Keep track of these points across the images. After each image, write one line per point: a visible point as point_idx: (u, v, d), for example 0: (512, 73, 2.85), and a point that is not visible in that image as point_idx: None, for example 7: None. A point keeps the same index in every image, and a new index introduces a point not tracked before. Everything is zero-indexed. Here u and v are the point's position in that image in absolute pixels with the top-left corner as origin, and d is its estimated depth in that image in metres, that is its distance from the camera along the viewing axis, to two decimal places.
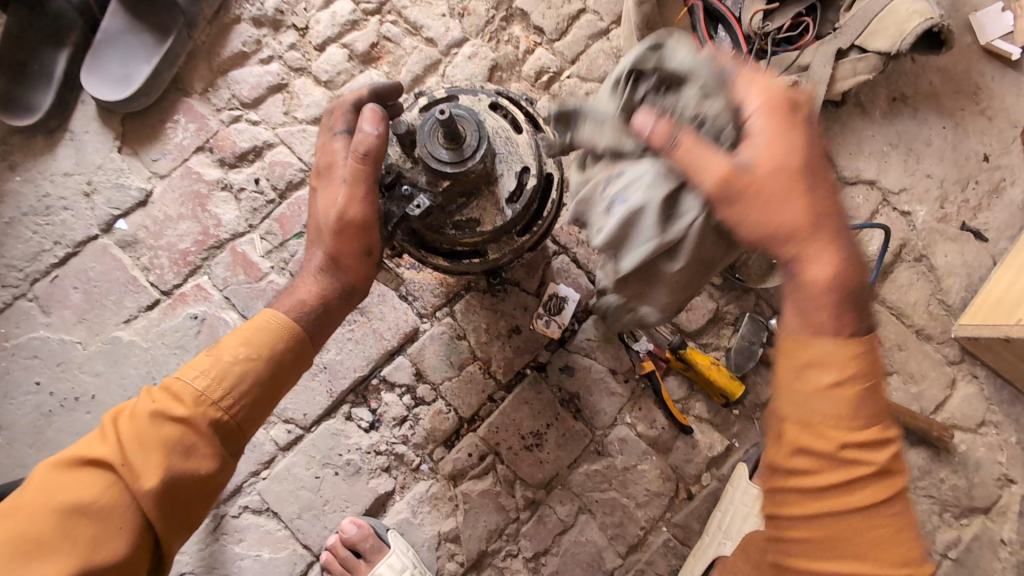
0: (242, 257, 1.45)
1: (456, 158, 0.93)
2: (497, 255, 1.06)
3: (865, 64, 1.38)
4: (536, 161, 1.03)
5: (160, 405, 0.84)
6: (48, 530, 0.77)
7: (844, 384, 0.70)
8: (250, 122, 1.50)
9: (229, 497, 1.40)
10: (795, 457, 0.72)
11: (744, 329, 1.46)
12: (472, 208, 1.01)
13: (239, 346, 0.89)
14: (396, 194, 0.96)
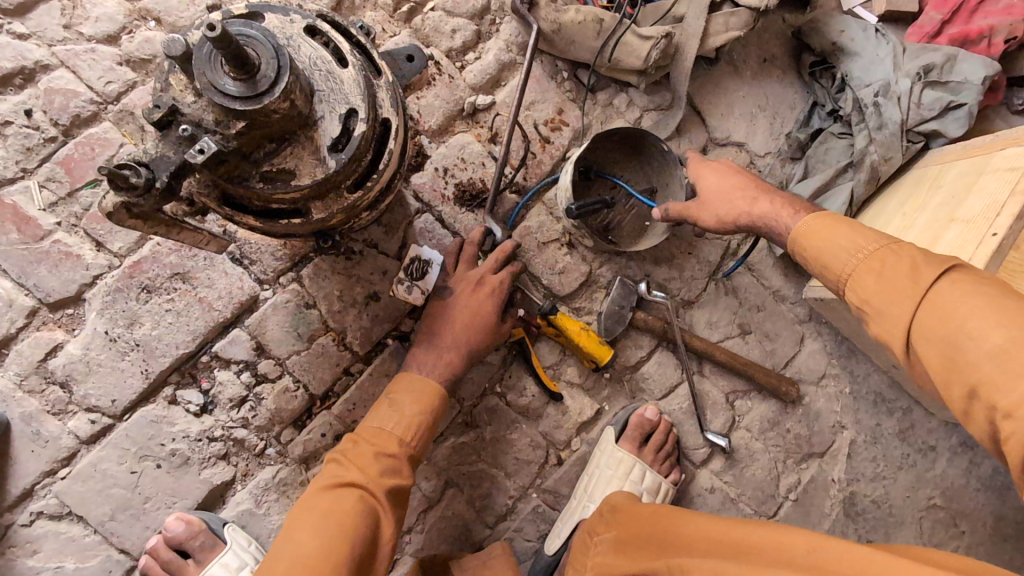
0: (12, 210, 1.15)
1: (247, 92, 0.71)
2: (322, 215, 0.87)
3: (737, 19, 1.32)
4: (365, 101, 0.83)
5: (378, 446, 1.08)
6: (335, 529, 0.98)
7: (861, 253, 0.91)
8: (15, 35, 1.17)
9: (16, 503, 1.15)
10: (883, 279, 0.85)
11: (614, 293, 1.40)
12: (285, 157, 0.81)
13: (412, 402, 1.13)
14: (173, 135, 0.72)
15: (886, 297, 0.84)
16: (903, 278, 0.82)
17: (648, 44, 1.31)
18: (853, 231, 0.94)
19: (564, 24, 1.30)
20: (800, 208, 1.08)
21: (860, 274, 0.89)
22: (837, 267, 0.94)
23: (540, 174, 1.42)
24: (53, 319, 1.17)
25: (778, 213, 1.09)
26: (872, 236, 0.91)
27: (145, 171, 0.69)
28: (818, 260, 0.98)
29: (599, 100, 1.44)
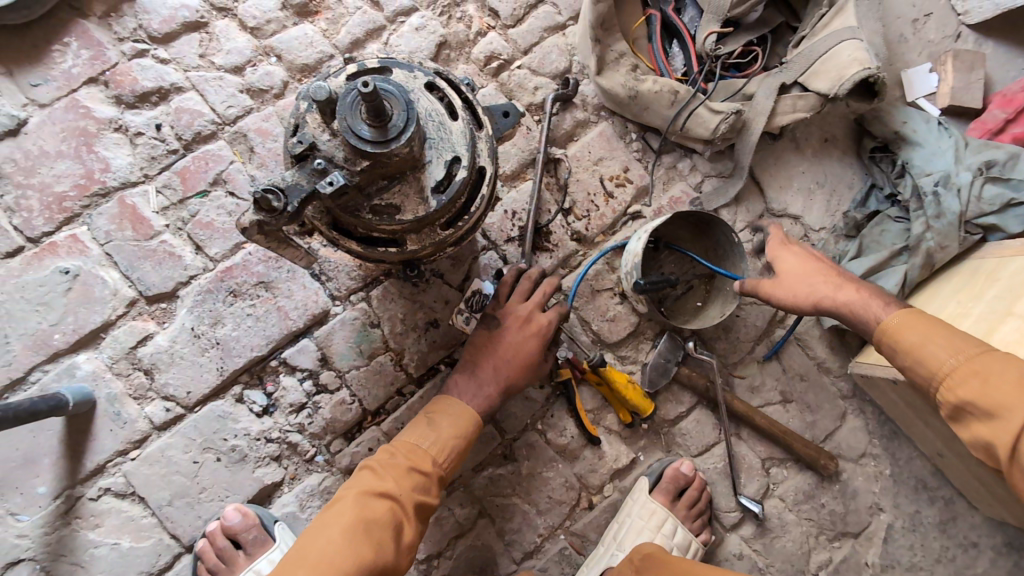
0: (130, 210, 1.28)
1: (379, 138, 0.82)
2: (415, 247, 0.96)
3: (804, 102, 1.36)
4: (469, 153, 0.93)
5: (414, 462, 1.13)
6: (370, 540, 1.03)
7: (961, 354, 0.96)
8: (158, 59, 1.33)
9: (88, 477, 1.23)
10: (992, 384, 0.91)
11: (661, 346, 1.45)
12: (394, 193, 0.91)
13: (449, 424, 1.18)
14: (306, 167, 0.83)
15: (1000, 408, 0.88)
16: (1014, 387, 0.88)
17: (718, 118, 1.38)
18: (953, 333, 1.00)
19: (641, 92, 1.39)
20: (883, 299, 1.12)
21: (966, 372, 0.94)
22: (935, 365, 0.99)
23: (601, 226, 1.50)
24: (147, 311, 1.28)
25: (857, 300, 1.12)
26: (970, 341, 0.97)
27: (283, 197, 0.80)
28: (910, 353, 1.02)
29: (663, 163, 1.53)
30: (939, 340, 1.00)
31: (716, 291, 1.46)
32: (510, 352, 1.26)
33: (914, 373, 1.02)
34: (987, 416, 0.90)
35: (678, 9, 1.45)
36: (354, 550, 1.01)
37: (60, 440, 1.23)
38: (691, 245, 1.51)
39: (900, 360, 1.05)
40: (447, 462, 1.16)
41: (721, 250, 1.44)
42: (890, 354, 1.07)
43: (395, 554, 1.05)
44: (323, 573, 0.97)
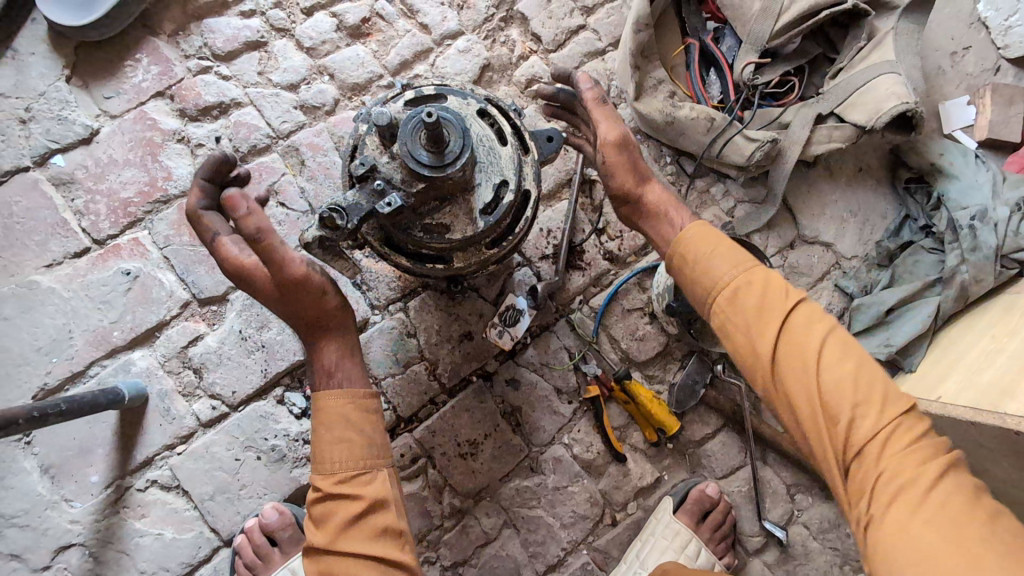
0: (188, 216, 1.36)
1: (436, 162, 0.87)
2: (461, 265, 1.00)
3: (840, 133, 1.38)
4: (517, 177, 0.97)
5: (319, 498, 0.95)
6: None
7: (733, 276, 0.93)
8: (220, 75, 1.41)
9: (137, 468, 1.30)
10: (751, 312, 0.90)
11: (689, 367, 1.47)
12: (445, 213, 0.96)
13: (326, 433, 0.96)
14: (366, 188, 0.88)
15: (760, 327, 0.89)
16: (773, 307, 0.89)
17: (752, 145, 1.41)
18: (727, 255, 0.94)
19: (678, 118, 1.42)
20: (683, 213, 1.05)
21: (726, 291, 0.92)
22: (712, 284, 0.94)
23: (634, 246, 1.53)
24: (199, 313, 1.35)
25: (671, 215, 1.04)
26: (733, 261, 0.94)
27: (344, 215, 0.85)
28: (703, 280, 0.95)
29: (697, 187, 1.55)
30: (714, 252, 0.95)
31: None
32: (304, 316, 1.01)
33: (695, 286, 0.97)
34: (753, 336, 0.89)
35: (717, 38, 1.48)
36: None
37: (114, 431, 1.30)
38: None
39: (680, 273, 0.99)
40: (352, 467, 0.96)
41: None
42: (675, 270, 1.00)
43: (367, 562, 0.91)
44: None
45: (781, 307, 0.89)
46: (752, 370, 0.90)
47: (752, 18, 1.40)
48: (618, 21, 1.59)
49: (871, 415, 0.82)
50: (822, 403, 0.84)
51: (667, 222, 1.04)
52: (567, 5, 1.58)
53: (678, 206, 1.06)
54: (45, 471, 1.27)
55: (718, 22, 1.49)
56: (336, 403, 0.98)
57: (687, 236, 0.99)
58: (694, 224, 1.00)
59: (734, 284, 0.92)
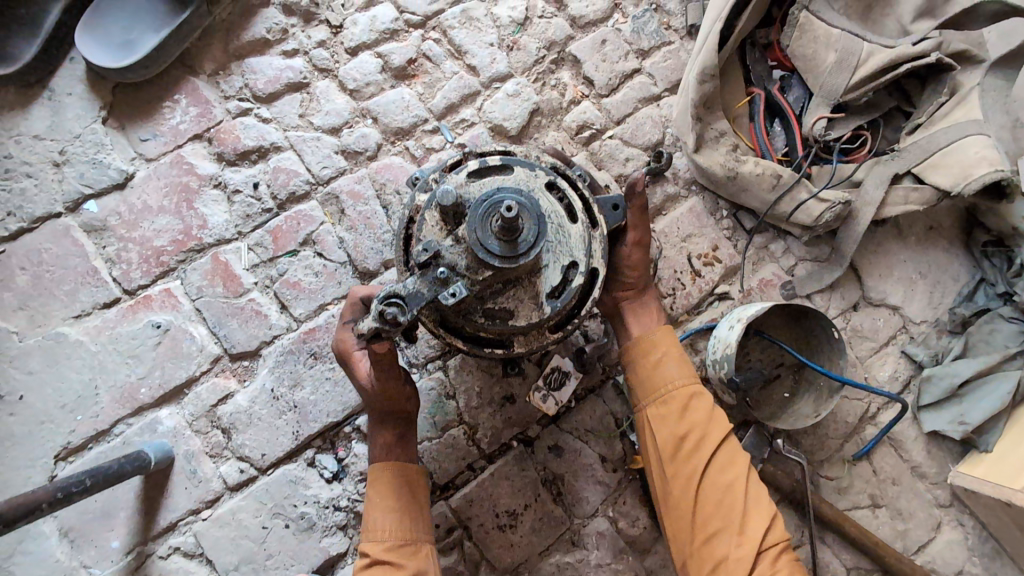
0: (223, 267, 1.29)
1: (507, 252, 0.85)
2: (523, 349, 0.94)
3: (918, 195, 1.28)
4: (586, 257, 0.93)
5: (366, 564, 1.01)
6: None
7: (680, 381, 1.12)
8: (260, 118, 1.35)
9: (160, 533, 1.23)
10: (689, 419, 1.08)
11: (747, 440, 1.36)
12: (510, 297, 0.90)
13: (378, 501, 1.06)
14: (428, 275, 0.84)
15: (695, 434, 1.06)
16: (708, 421, 1.07)
17: (823, 206, 1.30)
18: (678, 365, 1.13)
19: (742, 173, 1.32)
20: (654, 313, 1.21)
21: (677, 394, 1.10)
22: (665, 383, 1.11)
23: (687, 305, 1.43)
24: (230, 368, 1.28)
25: (644, 312, 1.21)
26: (684, 371, 1.13)
27: (405, 307, 0.80)
28: (650, 380, 1.13)
29: (755, 243, 1.46)
30: (672, 357, 1.14)
31: (807, 384, 1.38)
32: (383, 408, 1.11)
33: (642, 380, 1.14)
34: (691, 439, 1.06)
35: (783, 87, 1.39)
36: None
37: (138, 494, 1.23)
38: (783, 333, 1.41)
39: (635, 365, 1.16)
40: (399, 534, 1.03)
41: (816, 339, 1.36)
42: (631, 361, 1.17)
43: None
44: None
45: (716, 424, 1.07)
46: (666, 471, 1.07)
47: (825, 71, 1.31)
48: (675, 65, 1.51)
49: (766, 533, 0.99)
50: (712, 514, 1.01)
51: (640, 319, 1.20)
52: (622, 47, 1.49)
53: (659, 310, 1.22)
54: (64, 534, 1.21)
55: (784, 71, 1.39)
56: (388, 475, 1.08)
57: (650, 338, 1.16)
58: (662, 328, 1.18)
59: (685, 390, 1.10)
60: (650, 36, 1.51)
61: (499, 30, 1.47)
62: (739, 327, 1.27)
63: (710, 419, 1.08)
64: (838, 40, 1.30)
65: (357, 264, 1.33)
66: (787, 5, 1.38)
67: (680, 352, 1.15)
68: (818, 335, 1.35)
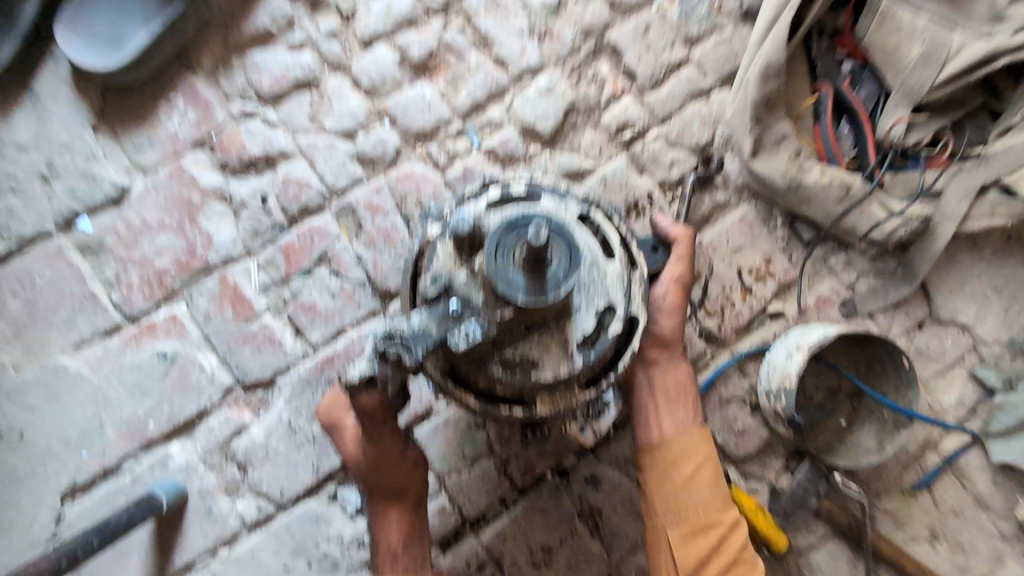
0: (232, 289, 1.18)
1: (532, 288, 0.77)
2: (545, 408, 0.87)
3: (1006, 209, 1.14)
4: (623, 302, 0.87)
5: None
6: None
7: (708, 502, 1.03)
8: (267, 122, 1.21)
9: (176, 574, 1.16)
10: (714, 550, 1.01)
11: (801, 474, 1.26)
12: (532, 346, 0.85)
13: None
14: (439, 309, 0.77)
15: (722, 570, 1.00)
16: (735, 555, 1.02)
17: (897, 221, 1.18)
18: (709, 482, 1.05)
19: (804, 183, 1.19)
20: (688, 406, 1.09)
21: (704, 520, 1.03)
22: (693, 504, 1.03)
23: (736, 326, 1.31)
24: (243, 399, 1.18)
25: (676, 406, 1.09)
26: (713, 490, 1.04)
27: (409, 345, 0.73)
28: (678, 503, 1.03)
29: (813, 256, 1.32)
30: (703, 470, 1.05)
31: (867, 413, 1.26)
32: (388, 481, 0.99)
33: (666, 494, 1.05)
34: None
35: (854, 82, 1.23)
36: None
37: (151, 534, 1.16)
38: (840, 356, 1.29)
39: (660, 476, 1.06)
40: None
41: (880, 365, 1.24)
42: (654, 470, 1.07)
43: None
44: None
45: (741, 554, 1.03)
46: None
47: (908, 66, 1.15)
48: (727, 54, 1.34)
49: None
50: None
51: (674, 416, 1.08)
52: (668, 34, 1.33)
53: (695, 400, 1.10)
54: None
55: (856, 62, 1.23)
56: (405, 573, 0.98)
57: (679, 445, 1.05)
58: (699, 432, 1.07)
59: (713, 513, 1.03)
60: (699, 21, 1.34)
61: (529, 16, 1.30)
62: (800, 356, 1.15)
63: (737, 549, 1.02)
64: (924, 29, 1.14)
65: (377, 284, 1.21)
66: None
67: (712, 465, 1.06)
68: (884, 360, 1.23)
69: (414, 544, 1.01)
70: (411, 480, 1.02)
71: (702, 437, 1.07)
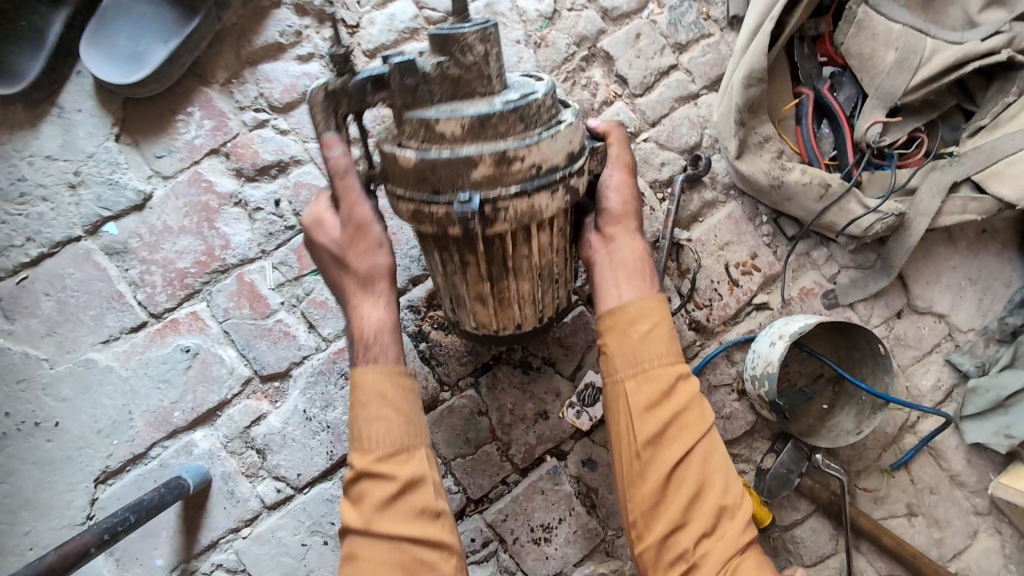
0: (249, 287, 1.26)
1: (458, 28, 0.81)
2: (479, 169, 0.80)
3: (977, 205, 1.20)
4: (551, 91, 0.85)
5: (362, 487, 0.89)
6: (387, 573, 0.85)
7: (662, 362, 0.99)
8: (278, 130, 1.28)
9: (202, 551, 1.25)
10: (668, 405, 0.97)
11: (784, 456, 1.34)
12: (464, 98, 0.82)
13: (371, 404, 0.91)
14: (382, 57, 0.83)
15: (674, 430, 0.96)
16: (691, 419, 0.97)
17: (873, 217, 1.24)
18: (665, 342, 1.00)
19: (787, 182, 1.25)
20: (644, 273, 1.04)
21: (660, 379, 0.98)
22: (648, 361, 0.99)
23: (723, 316, 1.39)
24: (261, 390, 1.27)
25: (630, 268, 1.04)
26: (669, 350, 1.00)
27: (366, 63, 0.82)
28: (632, 353, 0.99)
29: (796, 250, 1.40)
30: (656, 327, 1.00)
31: (847, 398, 1.34)
32: (354, 255, 0.94)
33: (623, 354, 1.00)
34: (665, 431, 0.96)
35: (834, 85, 1.29)
36: None
37: (178, 514, 1.25)
38: (822, 344, 1.37)
39: (616, 339, 1.01)
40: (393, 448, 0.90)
41: (859, 353, 1.31)
42: (613, 334, 1.02)
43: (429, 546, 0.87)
44: None
45: (700, 414, 0.98)
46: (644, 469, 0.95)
47: (883, 71, 1.22)
48: (715, 59, 1.41)
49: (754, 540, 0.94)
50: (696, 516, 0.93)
51: (624, 279, 1.03)
52: (658, 41, 1.39)
53: (649, 266, 1.05)
54: (109, 554, 1.23)
55: (835, 67, 1.30)
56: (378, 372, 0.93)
57: (634, 308, 1.01)
58: (654, 296, 1.02)
59: (667, 373, 0.98)
60: (688, 28, 1.40)
61: (525, 25, 1.37)
62: (781, 345, 1.23)
63: (693, 412, 0.98)
64: (899, 36, 1.20)
65: None
66: None
67: (667, 324, 1.01)
68: (862, 348, 1.30)
69: (386, 338, 0.95)
70: (370, 261, 0.94)
71: (658, 302, 1.02)
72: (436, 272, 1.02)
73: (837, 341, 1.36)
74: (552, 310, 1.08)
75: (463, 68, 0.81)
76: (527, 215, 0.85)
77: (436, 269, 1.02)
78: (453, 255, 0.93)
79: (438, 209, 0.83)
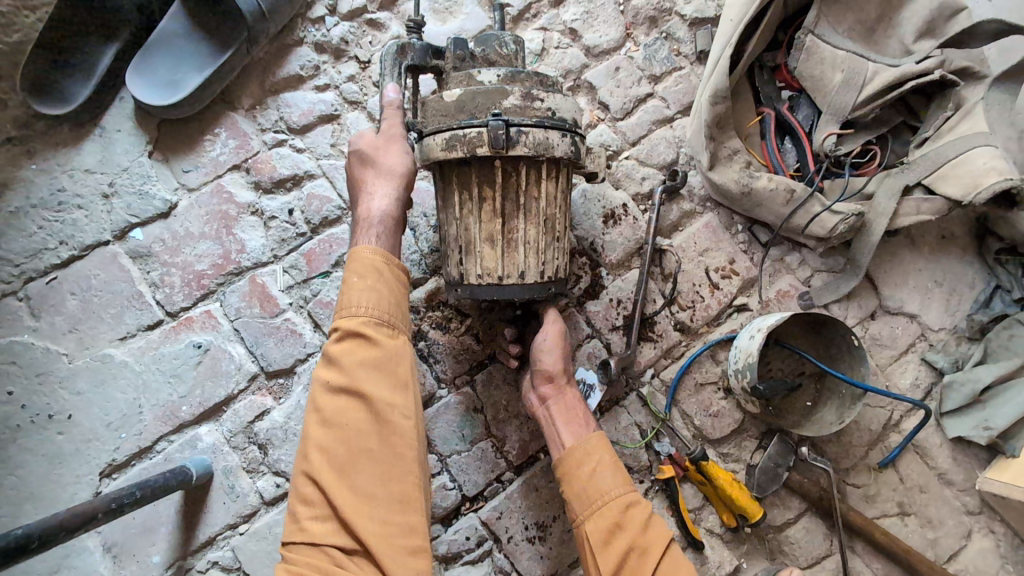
0: (260, 288, 1.35)
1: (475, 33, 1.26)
2: (511, 103, 1.05)
3: (930, 205, 1.32)
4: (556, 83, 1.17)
5: (349, 350, 0.99)
6: (362, 430, 0.95)
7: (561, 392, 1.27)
8: (294, 148, 1.42)
9: (199, 548, 1.26)
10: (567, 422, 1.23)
11: (771, 450, 1.40)
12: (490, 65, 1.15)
13: (362, 277, 1.04)
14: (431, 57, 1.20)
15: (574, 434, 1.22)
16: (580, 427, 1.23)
17: (836, 218, 1.35)
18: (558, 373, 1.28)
19: (755, 189, 1.38)
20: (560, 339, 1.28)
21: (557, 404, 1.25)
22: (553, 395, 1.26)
23: (706, 318, 1.47)
24: (266, 386, 1.33)
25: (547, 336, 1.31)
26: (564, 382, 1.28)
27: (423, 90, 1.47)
28: (587, 493, 1.14)
29: (771, 256, 1.50)
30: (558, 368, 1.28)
31: (828, 391, 1.39)
32: (382, 157, 1.12)
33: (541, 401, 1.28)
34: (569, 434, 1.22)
35: (792, 106, 1.45)
36: (350, 459, 0.94)
37: (177, 508, 1.27)
38: (801, 340, 1.44)
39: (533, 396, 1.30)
40: (381, 318, 1.02)
41: (836, 348, 1.38)
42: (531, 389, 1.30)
43: (402, 413, 0.98)
44: (355, 493, 0.92)
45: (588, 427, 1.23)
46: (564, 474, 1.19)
47: (834, 91, 1.37)
48: (687, 89, 1.58)
49: (634, 508, 1.13)
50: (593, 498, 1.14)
51: (574, 425, 1.23)
52: (636, 73, 1.57)
53: (586, 412, 1.26)
54: (107, 550, 1.24)
55: (792, 90, 1.46)
56: (376, 252, 1.07)
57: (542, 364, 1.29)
58: (596, 436, 1.21)
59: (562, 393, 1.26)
60: (662, 62, 1.58)
61: None
62: (759, 337, 1.30)
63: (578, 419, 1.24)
64: (844, 60, 1.37)
65: None
66: (792, 30, 1.45)
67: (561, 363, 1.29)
68: (838, 343, 1.37)
69: (388, 235, 1.11)
70: (394, 162, 1.12)
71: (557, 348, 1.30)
72: (449, 222, 1.16)
73: (815, 338, 1.43)
74: (552, 271, 1.16)
75: (498, 57, 1.15)
76: (541, 145, 1.05)
77: (449, 218, 1.16)
78: (471, 191, 1.11)
79: (472, 129, 1.03)
